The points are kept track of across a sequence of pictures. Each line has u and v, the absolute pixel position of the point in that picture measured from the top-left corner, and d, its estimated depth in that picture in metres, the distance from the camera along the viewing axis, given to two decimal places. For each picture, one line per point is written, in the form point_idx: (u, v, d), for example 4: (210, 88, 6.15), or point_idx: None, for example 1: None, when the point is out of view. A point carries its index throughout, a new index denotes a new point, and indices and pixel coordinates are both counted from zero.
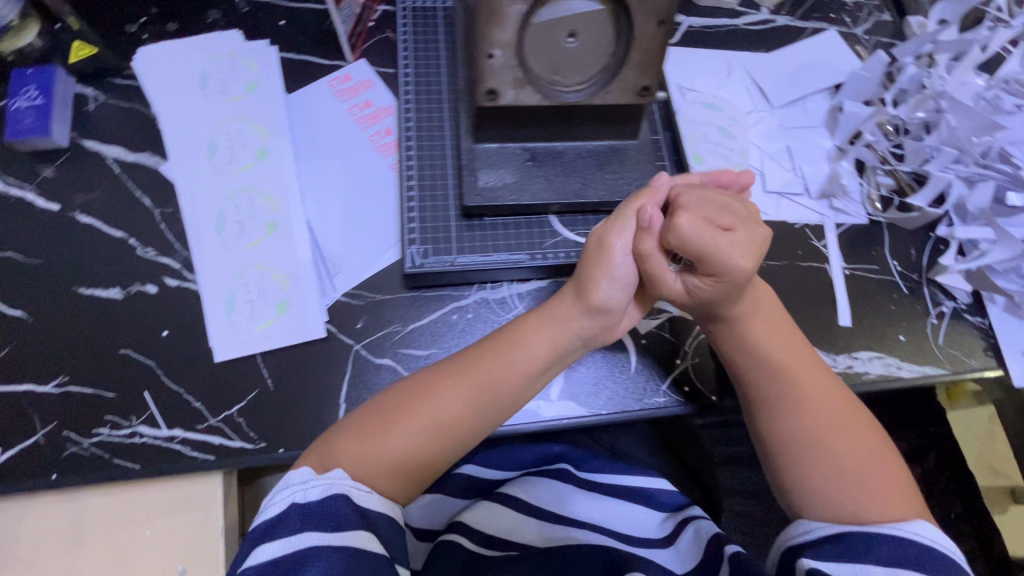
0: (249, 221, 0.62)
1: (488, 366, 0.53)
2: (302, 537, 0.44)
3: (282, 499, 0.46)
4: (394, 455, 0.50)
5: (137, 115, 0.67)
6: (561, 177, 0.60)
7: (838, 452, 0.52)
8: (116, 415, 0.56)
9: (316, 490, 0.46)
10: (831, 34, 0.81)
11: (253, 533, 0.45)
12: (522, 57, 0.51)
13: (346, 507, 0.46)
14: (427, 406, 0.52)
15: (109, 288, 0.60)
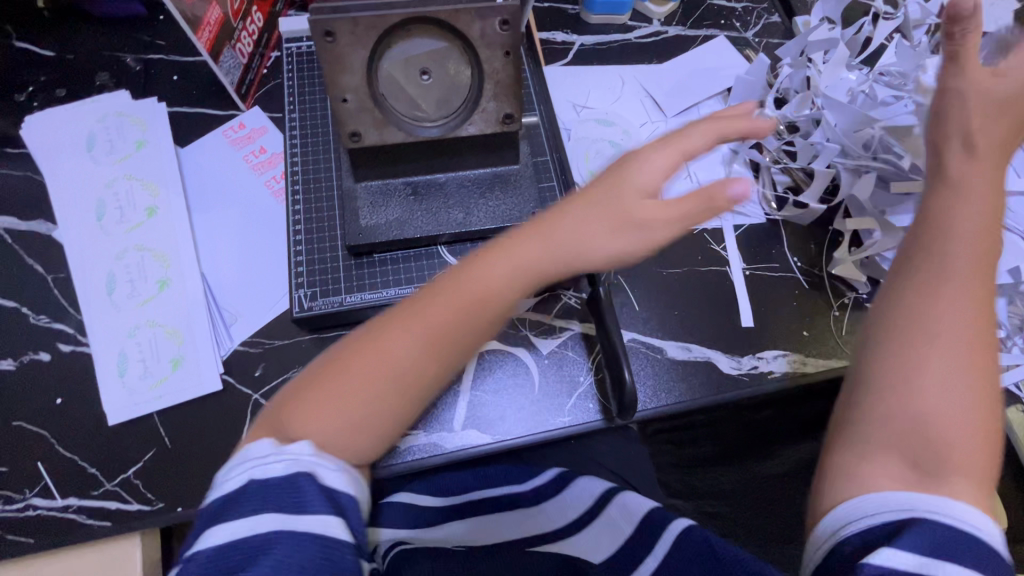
0: (140, 281, 0.63)
1: (491, 290, 0.44)
2: (260, 523, 0.38)
3: (237, 475, 0.40)
4: (347, 426, 0.43)
5: (29, 184, 0.67)
6: (444, 208, 0.61)
7: (953, 383, 0.42)
8: (8, 490, 0.55)
9: (290, 464, 0.40)
10: (721, 40, 0.83)
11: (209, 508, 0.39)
12: (378, 98, 0.52)
13: (315, 491, 0.40)
14: (391, 354, 0.44)
15: (2, 360, 0.60)
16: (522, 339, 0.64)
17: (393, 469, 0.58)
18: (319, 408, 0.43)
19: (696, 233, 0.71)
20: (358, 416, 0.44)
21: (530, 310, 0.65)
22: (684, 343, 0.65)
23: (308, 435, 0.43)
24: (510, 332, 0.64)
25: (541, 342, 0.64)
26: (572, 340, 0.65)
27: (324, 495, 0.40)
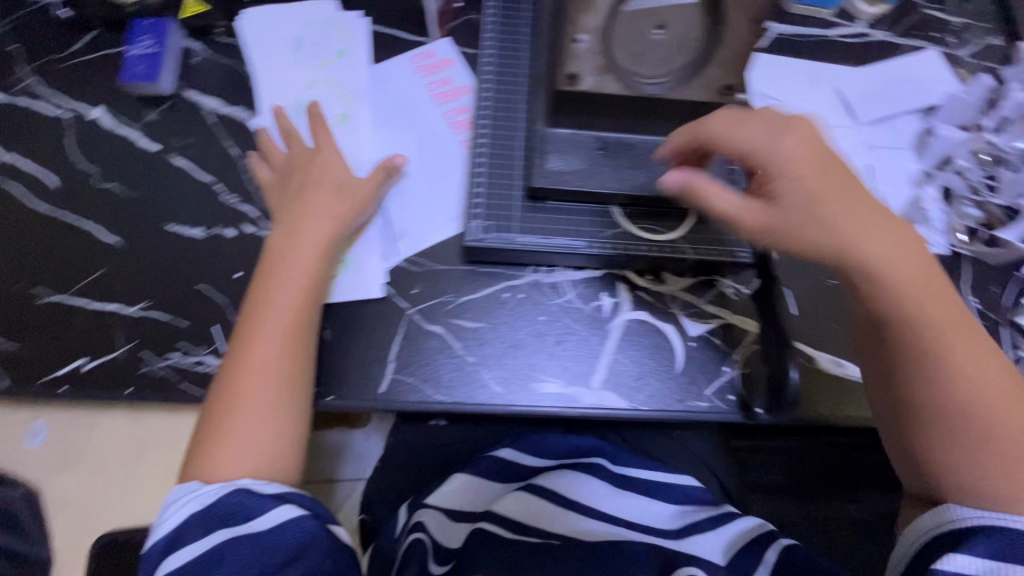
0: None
1: (288, 342, 0.56)
2: (210, 538, 0.48)
3: (175, 513, 0.50)
4: (257, 438, 0.53)
5: (235, 72, 0.71)
6: (629, 169, 0.60)
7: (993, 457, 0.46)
8: (187, 342, 0.60)
9: (207, 496, 0.50)
10: (931, 53, 0.77)
11: (164, 546, 0.49)
12: (607, 46, 0.52)
13: (242, 500, 0.50)
14: (246, 399, 0.54)
15: (194, 227, 0.64)
16: (671, 316, 0.63)
17: (527, 411, 0.59)
18: (218, 430, 0.53)
19: None
20: (252, 425, 0.53)
21: (683, 290, 0.64)
22: (835, 356, 0.62)
23: (228, 463, 0.52)
24: (661, 306, 0.63)
25: (689, 323, 0.63)
26: (721, 328, 0.63)
27: (254, 500, 0.50)
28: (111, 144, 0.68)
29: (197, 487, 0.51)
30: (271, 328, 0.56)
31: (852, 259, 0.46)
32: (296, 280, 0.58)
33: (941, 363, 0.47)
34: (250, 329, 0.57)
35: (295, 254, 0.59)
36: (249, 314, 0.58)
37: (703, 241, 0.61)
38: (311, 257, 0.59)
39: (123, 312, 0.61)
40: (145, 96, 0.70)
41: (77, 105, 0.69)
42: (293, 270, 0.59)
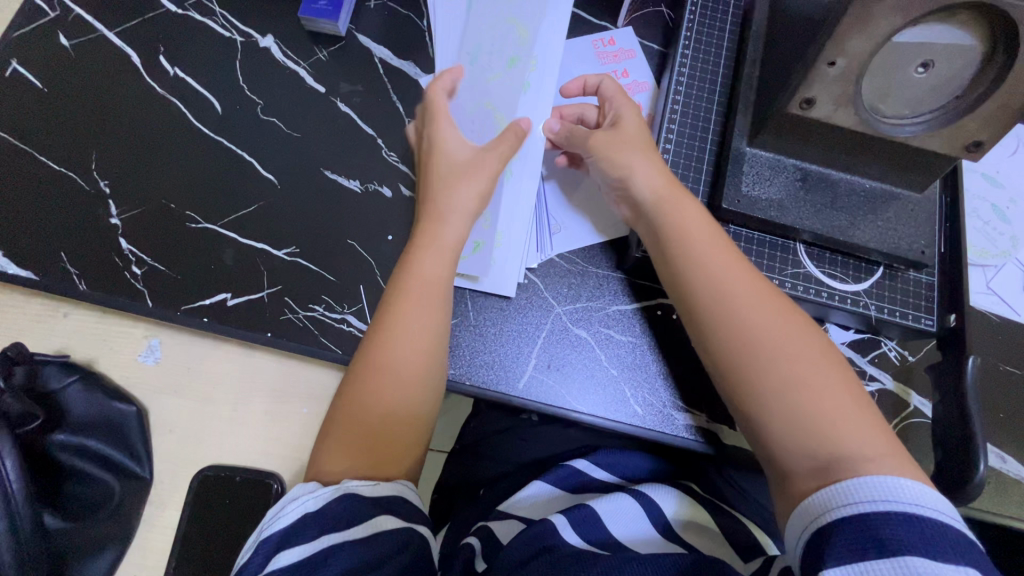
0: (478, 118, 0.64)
1: (424, 337, 0.50)
2: (325, 539, 0.40)
3: (293, 509, 0.41)
4: (371, 430, 0.47)
5: (410, 25, 0.68)
6: (828, 208, 0.55)
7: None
8: (332, 298, 0.58)
9: (319, 496, 0.42)
10: None
11: (262, 547, 0.40)
12: (861, 75, 0.47)
13: (357, 504, 0.42)
14: (368, 393, 0.48)
15: (351, 179, 0.62)
16: None
17: (663, 437, 0.57)
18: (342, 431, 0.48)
19: None
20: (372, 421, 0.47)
21: (846, 344, 0.60)
22: (999, 451, 0.56)
23: (345, 454, 0.46)
24: None
25: None
26: (882, 393, 0.59)
27: (368, 503, 0.43)
28: (276, 76, 0.65)
29: (316, 488, 0.43)
30: (407, 324, 0.50)
31: (685, 263, 0.50)
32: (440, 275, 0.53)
33: (776, 356, 0.45)
34: (384, 319, 0.51)
35: (443, 250, 0.54)
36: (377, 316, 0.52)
37: (888, 298, 0.57)
38: (443, 260, 0.53)
39: (271, 253, 0.59)
40: (317, 34, 0.67)
41: (246, 30, 0.67)
42: (431, 270, 0.53)
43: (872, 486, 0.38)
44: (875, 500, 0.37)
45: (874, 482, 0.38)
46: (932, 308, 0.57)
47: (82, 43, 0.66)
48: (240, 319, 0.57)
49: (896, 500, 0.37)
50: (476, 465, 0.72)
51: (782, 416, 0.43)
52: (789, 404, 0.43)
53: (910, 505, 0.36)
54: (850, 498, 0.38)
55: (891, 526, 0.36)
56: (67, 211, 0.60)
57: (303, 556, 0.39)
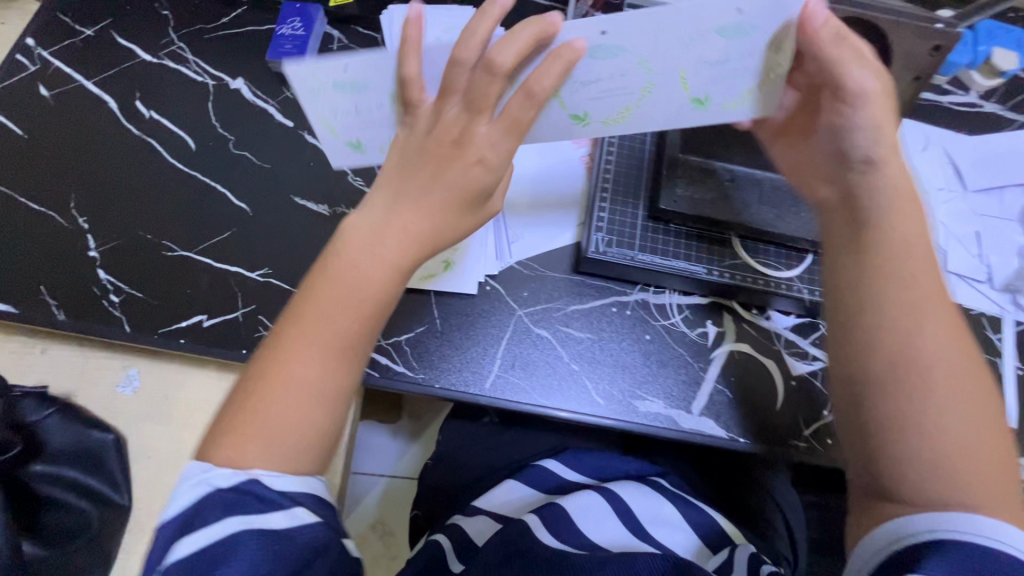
0: (597, 82, 0.48)
1: (342, 328, 0.44)
2: (227, 526, 0.39)
3: (185, 492, 0.41)
4: (277, 419, 0.42)
5: None
6: (756, 203, 0.61)
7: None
8: None
9: (223, 476, 0.41)
10: None
11: (165, 528, 0.40)
12: None
13: (262, 492, 0.40)
14: (280, 380, 0.43)
15: (320, 204, 0.67)
16: (774, 353, 0.64)
17: (625, 426, 0.60)
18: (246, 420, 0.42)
19: (971, 313, 0.66)
20: (276, 409, 0.42)
21: (788, 328, 0.65)
22: None
23: (244, 440, 0.42)
24: (764, 341, 0.64)
25: (792, 363, 0.63)
26: (823, 372, 0.63)
27: (277, 494, 0.41)
28: (247, 115, 0.70)
29: (208, 467, 0.41)
30: (321, 306, 0.44)
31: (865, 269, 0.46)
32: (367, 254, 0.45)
33: (923, 362, 0.43)
34: (306, 299, 0.45)
35: (369, 224, 0.46)
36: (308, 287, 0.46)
37: (819, 283, 0.62)
38: (376, 245, 0.46)
39: (245, 276, 0.62)
40: (284, 74, 0.73)
41: (219, 74, 0.72)
42: (353, 250, 0.46)
43: (1021, 536, 0.39)
44: (1002, 540, 0.39)
45: (985, 518, 0.40)
46: None
47: (62, 92, 0.70)
48: (215, 339, 0.60)
49: None
50: (455, 473, 0.76)
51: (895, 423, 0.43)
52: (910, 420, 0.42)
53: None
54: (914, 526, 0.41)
55: None
56: (47, 247, 0.63)
57: (204, 547, 0.39)
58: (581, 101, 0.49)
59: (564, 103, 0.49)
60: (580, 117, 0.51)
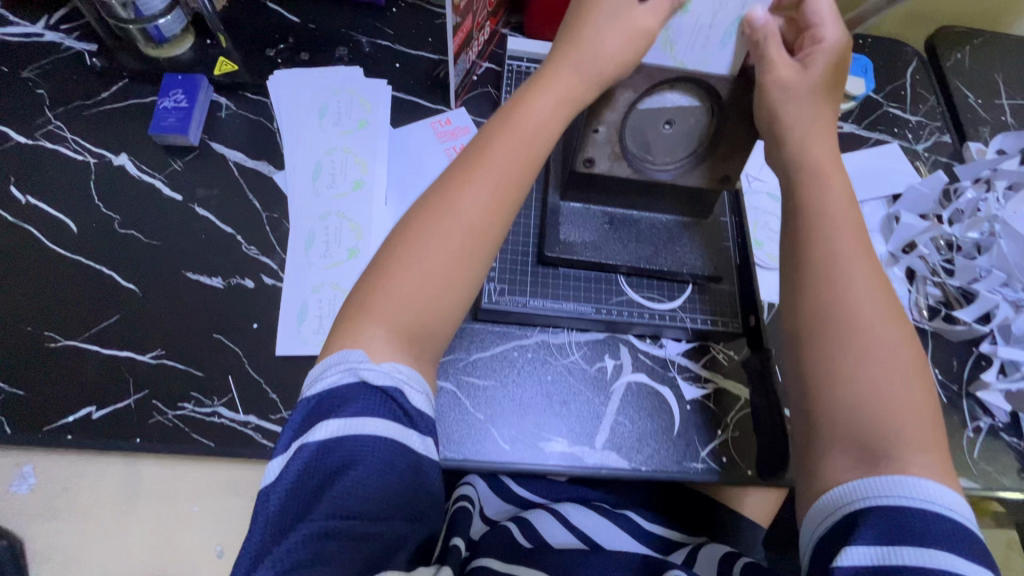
0: (706, 40, 0.50)
1: (484, 201, 0.50)
2: (360, 428, 0.43)
3: (335, 372, 0.45)
4: (434, 280, 0.48)
5: (261, 128, 0.75)
6: (635, 243, 0.65)
7: (876, 331, 0.46)
8: (201, 393, 0.60)
9: (371, 374, 0.45)
10: (892, 147, 0.86)
11: (313, 407, 0.45)
12: (622, 136, 0.58)
13: (402, 408, 0.45)
14: (420, 241, 0.49)
15: (213, 277, 0.66)
16: (669, 380, 0.68)
17: (532, 466, 0.62)
18: (378, 283, 0.48)
19: None
20: (428, 266, 0.48)
21: (681, 354, 0.69)
22: None
23: (394, 288, 0.48)
24: (658, 369, 0.68)
25: (685, 387, 0.67)
26: (715, 393, 0.67)
27: (406, 409, 0.45)
28: (133, 191, 0.70)
29: (362, 359, 0.45)
30: (483, 182, 0.50)
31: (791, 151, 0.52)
32: (526, 144, 0.51)
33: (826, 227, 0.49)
34: (458, 175, 0.51)
35: (500, 143, 0.51)
36: (462, 163, 0.52)
37: (700, 311, 0.66)
38: (517, 147, 0.51)
39: (135, 359, 0.61)
40: (171, 147, 0.72)
41: (101, 151, 0.71)
42: (506, 143, 0.51)
43: (877, 485, 0.41)
44: (874, 497, 0.40)
45: (903, 479, 0.40)
46: (737, 313, 0.66)
47: None
48: (105, 430, 0.58)
49: (917, 500, 0.39)
50: None
51: (825, 304, 0.47)
52: (836, 289, 0.47)
53: (927, 504, 0.39)
54: (847, 495, 0.42)
55: (891, 517, 0.39)
56: None
57: (341, 434, 0.43)
58: (703, 54, 0.51)
59: (673, 26, 0.50)
60: (685, 13, 0.48)
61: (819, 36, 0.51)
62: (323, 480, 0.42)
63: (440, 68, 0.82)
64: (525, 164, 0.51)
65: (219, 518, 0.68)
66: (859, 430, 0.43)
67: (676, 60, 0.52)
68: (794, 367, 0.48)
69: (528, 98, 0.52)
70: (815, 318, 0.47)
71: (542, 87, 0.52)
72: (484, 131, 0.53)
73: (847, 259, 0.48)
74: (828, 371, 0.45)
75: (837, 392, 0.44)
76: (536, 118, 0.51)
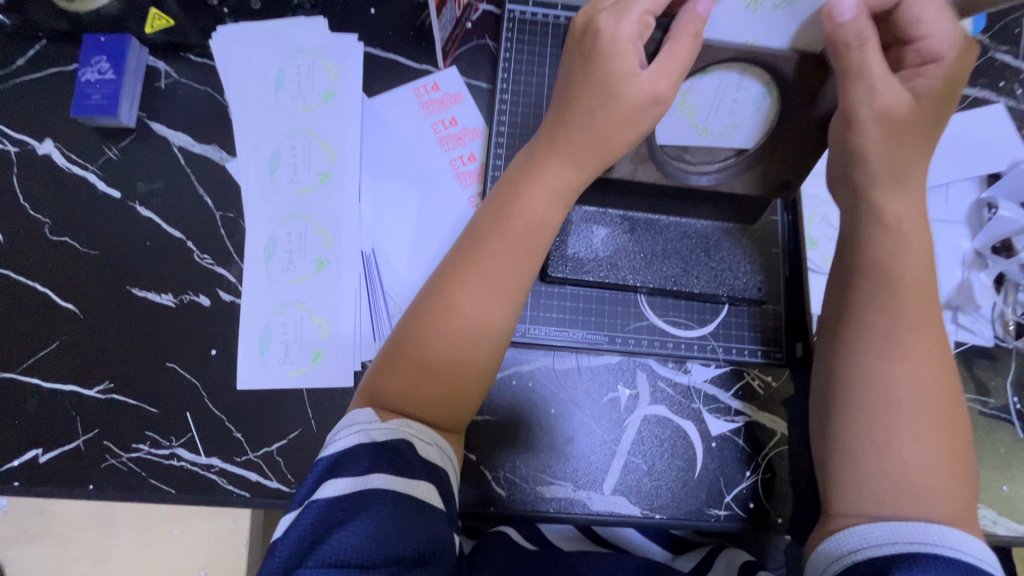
0: (735, 104, 0.43)
1: (487, 297, 0.45)
2: (369, 479, 0.39)
3: (347, 435, 0.43)
4: (439, 382, 0.44)
5: (208, 101, 0.62)
6: (659, 257, 0.54)
7: (916, 411, 0.40)
8: (157, 432, 0.53)
9: (381, 432, 0.42)
10: (997, 107, 0.68)
11: (322, 466, 0.41)
12: (650, 134, 0.44)
13: (414, 459, 0.41)
14: (422, 347, 0.44)
15: (163, 293, 0.57)
16: (693, 413, 0.57)
17: (525, 513, 0.54)
18: (384, 387, 0.45)
19: None
20: (434, 372, 0.44)
21: (708, 381, 0.58)
22: None
23: (403, 395, 0.44)
24: (681, 400, 0.58)
25: (712, 420, 0.57)
26: (746, 427, 0.57)
27: (416, 463, 0.41)
28: (63, 188, 0.59)
29: (370, 421, 0.43)
30: (479, 289, 0.45)
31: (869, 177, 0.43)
32: (519, 245, 0.45)
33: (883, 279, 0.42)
34: (454, 270, 0.45)
35: (497, 232, 0.45)
36: (459, 254, 0.46)
37: (735, 337, 0.58)
38: (518, 236, 0.45)
39: (82, 394, 0.54)
40: (104, 129, 0.60)
41: (21, 137, 0.60)
42: (497, 245, 0.45)
43: (895, 529, 0.38)
44: (897, 542, 0.38)
45: (924, 526, 0.38)
46: (781, 339, 0.58)
47: None
48: (55, 476, 0.52)
49: (938, 545, 0.37)
50: None
51: (868, 374, 0.42)
52: (879, 358, 0.41)
53: (948, 549, 0.37)
54: (858, 538, 0.39)
55: (919, 564, 0.36)
56: None
57: (350, 488, 0.39)
58: (732, 119, 0.44)
59: (692, 92, 0.42)
60: (705, 77, 0.41)
61: (933, 50, 0.40)
62: (324, 535, 0.37)
63: (425, 14, 0.65)
64: (522, 266, 0.45)
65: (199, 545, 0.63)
66: (876, 506, 0.40)
67: (699, 128, 0.45)
68: (821, 435, 0.44)
69: (517, 193, 0.45)
70: (853, 387, 0.42)
71: (531, 182, 0.45)
72: (478, 216, 0.47)
73: (891, 326, 0.41)
74: (849, 439, 0.42)
75: (856, 466, 0.41)
76: (530, 217, 0.45)
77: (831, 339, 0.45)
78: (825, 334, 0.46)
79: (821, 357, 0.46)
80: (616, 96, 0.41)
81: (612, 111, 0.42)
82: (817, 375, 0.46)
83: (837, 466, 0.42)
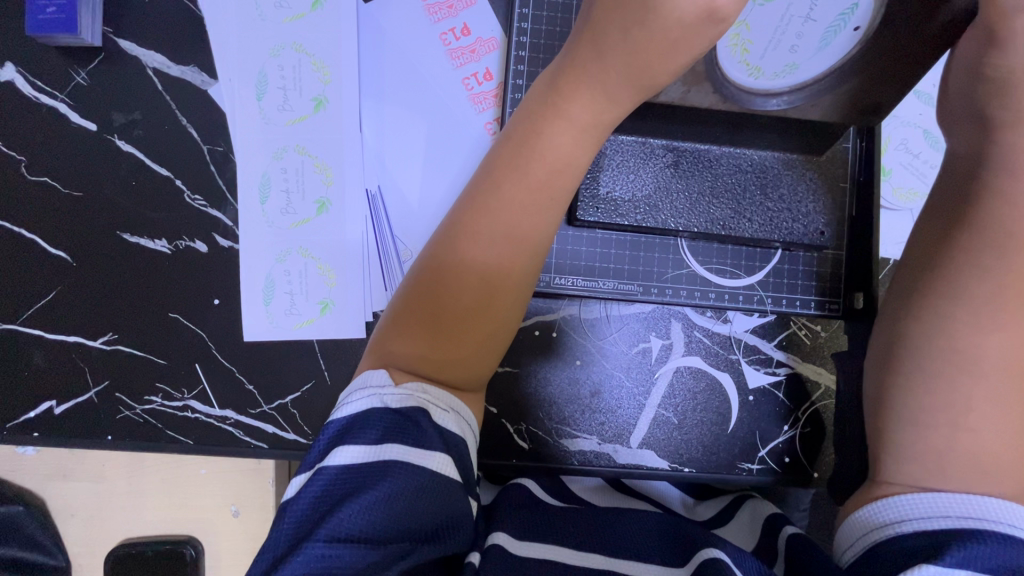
0: (798, 39, 0.38)
1: (508, 246, 0.40)
2: (383, 451, 0.34)
3: (356, 399, 0.36)
4: (459, 339, 0.39)
5: (181, 12, 0.53)
6: (707, 195, 0.48)
7: (1004, 382, 0.34)
8: (168, 385, 0.52)
9: (395, 397, 0.36)
10: None
11: (330, 429, 0.36)
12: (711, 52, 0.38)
13: (431, 428, 0.36)
14: (435, 301, 0.40)
15: (156, 239, 0.52)
16: (730, 364, 0.53)
17: (545, 466, 0.52)
18: (394, 347, 0.40)
19: None
20: (452, 329, 0.39)
21: (750, 331, 0.53)
22: None
23: (417, 354, 0.39)
24: (719, 350, 0.53)
25: (750, 373, 0.53)
26: (789, 380, 0.53)
27: (435, 432, 0.36)
28: (33, 121, 0.53)
29: (385, 383, 0.37)
30: (496, 237, 0.39)
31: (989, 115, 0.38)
32: (541, 188, 0.39)
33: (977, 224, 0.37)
34: (469, 216, 0.40)
35: (516, 173, 0.39)
36: (473, 199, 0.41)
37: (787, 287, 0.52)
38: (539, 178, 0.39)
39: (87, 346, 0.52)
40: (68, 50, 0.53)
41: None
42: (516, 189, 0.39)
43: (942, 501, 0.33)
44: (945, 515, 0.32)
45: (975, 498, 0.32)
46: (839, 288, 0.52)
47: None
48: (74, 426, 0.52)
49: (990, 519, 0.31)
50: None
51: (950, 334, 0.36)
52: (965, 316, 0.35)
53: (1002, 525, 0.31)
54: (906, 509, 0.33)
55: (969, 541, 0.30)
56: None
57: (360, 459, 0.34)
58: (790, 57, 0.39)
59: (750, 23, 0.38)
60: (767, 3, 0.37)
61: None
62: (331, 510, 0.32)
63: None
64: (546, 213, 0.40)
65: (226, 485, 0.64)
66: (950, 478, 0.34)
67: (751, 67, 0.39)
68: (878, 398, 0.38)
69: (538, 129, 0.39)
70: (931, 349, 0.36)
71: (556, 117, 0.39)
72: (493, 156, 0.41)
73: (979, 279, 0.36)
74: (921, 410, 0.35)
75: (927, 436, 0.35)
76: (552, 158, 0.39)
77: (908, 292, 0.39)
78: (899, 286, 0.40)
79: (889, 313, 0.40)
80: (660, 11, 0.36)
81: (652, 32, 0.36)
82: (880, 333, 0.40)
83: (901, 431, 0.36)
